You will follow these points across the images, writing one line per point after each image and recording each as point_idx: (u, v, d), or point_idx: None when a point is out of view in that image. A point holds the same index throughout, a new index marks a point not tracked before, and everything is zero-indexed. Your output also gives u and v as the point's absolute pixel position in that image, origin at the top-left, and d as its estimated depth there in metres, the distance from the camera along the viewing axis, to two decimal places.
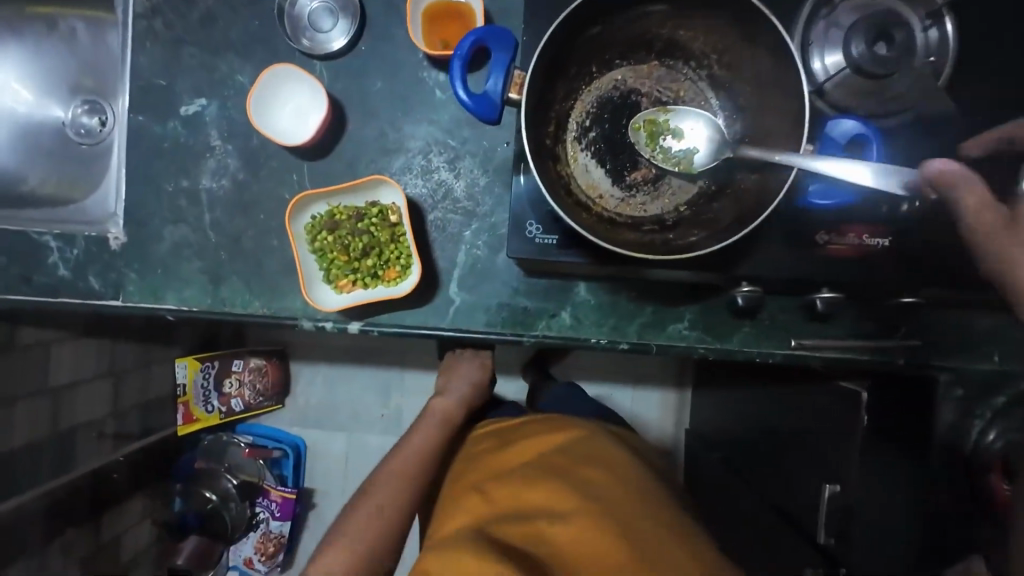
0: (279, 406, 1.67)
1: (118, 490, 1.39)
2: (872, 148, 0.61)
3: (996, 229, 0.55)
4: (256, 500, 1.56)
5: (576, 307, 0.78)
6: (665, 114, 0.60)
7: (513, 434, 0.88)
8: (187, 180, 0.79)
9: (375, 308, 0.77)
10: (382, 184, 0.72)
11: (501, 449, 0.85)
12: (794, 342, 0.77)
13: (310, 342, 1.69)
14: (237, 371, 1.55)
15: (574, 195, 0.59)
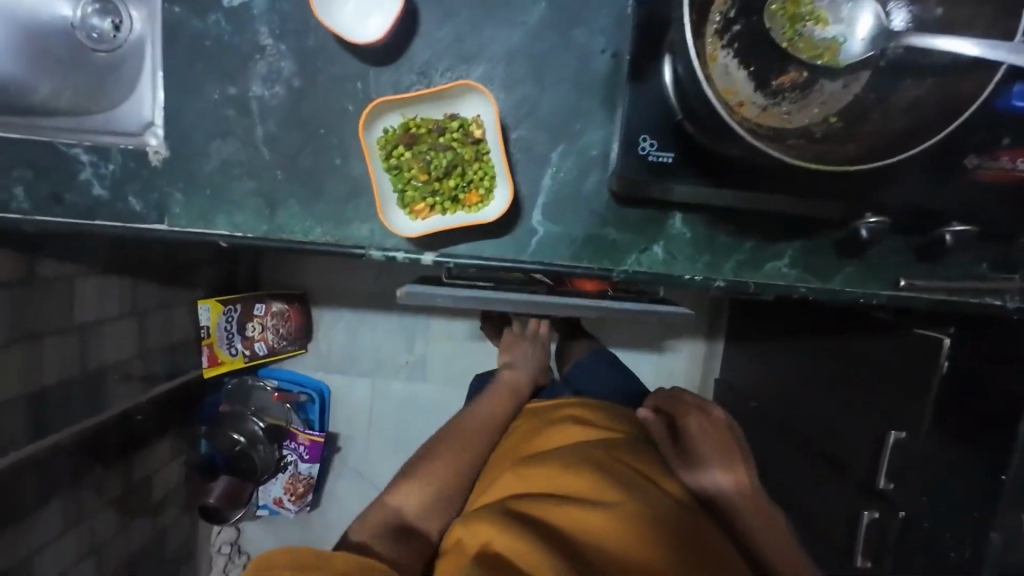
0: (302, 350, 1.62)
1: (146, 430, 1.35)
2: None
3: None
4: (284, 443, 1.54)
5: (670, 242, 0.71)
6: None
7: (551, 413, 0.84)
8: (234, 86, 0.69)
9: (451, 237, 0.70)
10: (466, 93, 0.64)
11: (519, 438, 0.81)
12: (903, 283, 0.71)
13: (334, 287, 1.63)
14: (260, 314, 1.50)
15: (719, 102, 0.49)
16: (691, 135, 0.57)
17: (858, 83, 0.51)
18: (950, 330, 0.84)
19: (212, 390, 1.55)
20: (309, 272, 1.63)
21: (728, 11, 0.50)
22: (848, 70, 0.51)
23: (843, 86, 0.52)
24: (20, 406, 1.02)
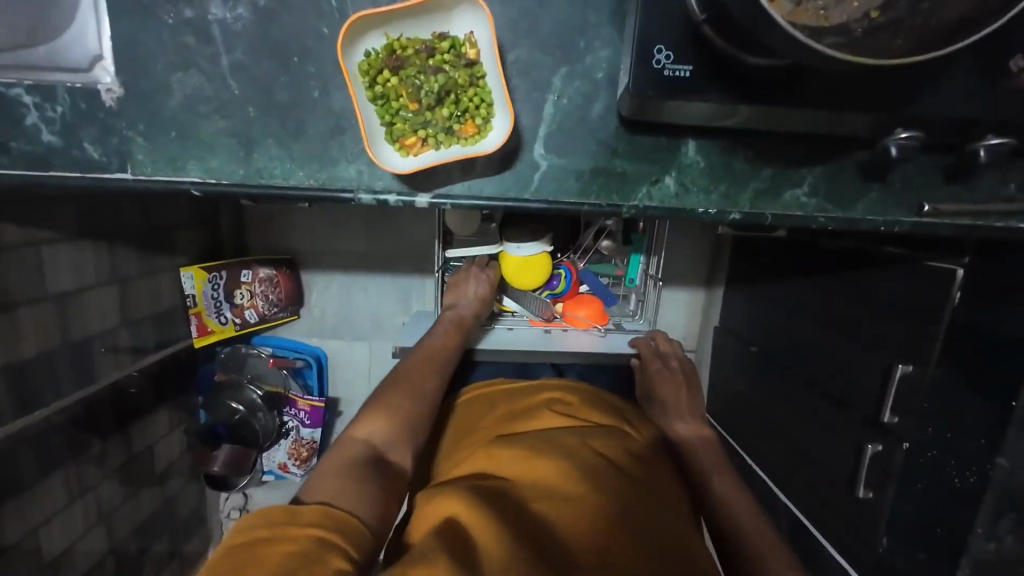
0: (295, 317, 1.58)
1: (142, 402, 1.32)
2: None
3: None
4: (283, 410, 1.53)
5: (682, 172, 0.66)
6: None
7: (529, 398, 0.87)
8: (190, 9, 0.60)
9: (446, 175, 0.64)
10: (456, 5, 0.57)
11: (487, 421, 0.83)
12: (927, 208, 0.67)
13: (322, 248, 1.56)
14: (247, 281, 1.45)
15: None
16: (713, 42, 0.51)
17: None
18: (965, 260, 0.82)
19: (206, 359, 1.53)
20: (294, 233, 1.55)
21: None
22: None
23: None
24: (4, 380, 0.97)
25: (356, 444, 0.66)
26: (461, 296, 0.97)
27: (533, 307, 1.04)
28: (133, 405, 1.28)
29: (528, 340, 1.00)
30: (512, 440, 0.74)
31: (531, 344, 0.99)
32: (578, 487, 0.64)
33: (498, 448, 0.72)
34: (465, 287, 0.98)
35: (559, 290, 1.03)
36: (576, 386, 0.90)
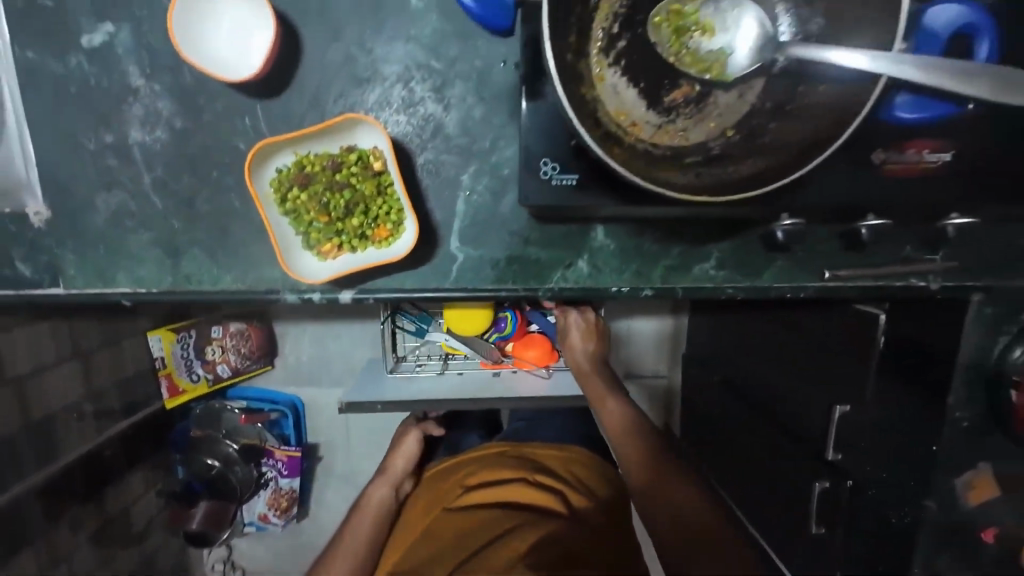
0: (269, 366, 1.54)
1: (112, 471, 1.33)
2: (983, 42, 0.48)
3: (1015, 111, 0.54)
4: (261, 461, 1.50)
5: (593, 255, 0.70)
6: (693, 3, 0.47)
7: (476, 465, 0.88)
8: (110, 134, 0.63)
9: (367, 273, 0.67)
10: (357, 126, 0.60)
11: (438, 501, 0.86)
12: (828, 274, 0.71)
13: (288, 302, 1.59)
14: (218, 337, 1.41)
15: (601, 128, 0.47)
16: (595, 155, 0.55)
17: (753, 90, 0.48)
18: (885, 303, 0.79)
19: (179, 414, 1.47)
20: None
21: (612, 32, 0.47)
22: (742, 78, 0.48)
23: (741, 96, 0.49)
24: None
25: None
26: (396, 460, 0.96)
27: (481, 351, 1.02)
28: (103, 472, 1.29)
29: (470, 384, 1.00)
30: (464, 532, 0.77)
31: (477, 391, 0.98)
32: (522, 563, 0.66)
33: (453, 542, 0.76)
34: (403, 448, 0.96)
35: (507, 331, 1.02)
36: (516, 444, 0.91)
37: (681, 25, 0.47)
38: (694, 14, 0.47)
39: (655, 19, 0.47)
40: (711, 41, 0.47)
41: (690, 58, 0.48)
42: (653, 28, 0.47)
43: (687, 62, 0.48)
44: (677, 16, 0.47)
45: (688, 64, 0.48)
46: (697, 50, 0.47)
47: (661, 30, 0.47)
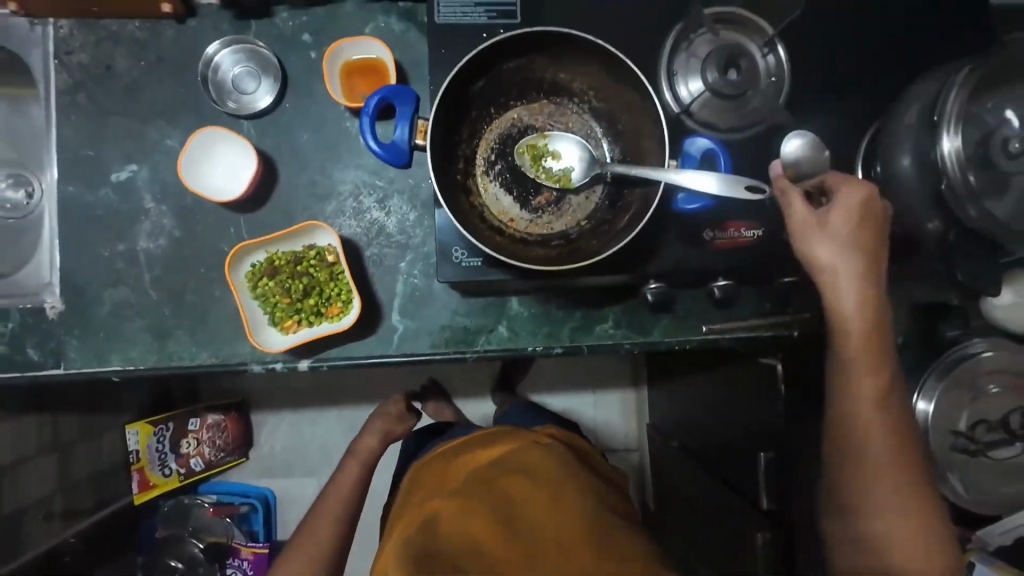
0: (243, 458, 1.71)
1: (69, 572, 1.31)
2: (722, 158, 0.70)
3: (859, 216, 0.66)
4: (227, 562, 1.59)
5: (511, 320, 0.85)
6: (543, 138, 0.67)
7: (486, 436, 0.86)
8: (122, 244, 0.81)
9: (322, 344, 0.81)
10: (315, 230, 0.78)
11: (447, 475, 0.79)
12: (705, 328, 0.87)
13: (267, 391, 1.75)
14: (195, 429, 1.56)
15: (485, 222, 0.65)
16: None
17: (595, 194, 0.68)
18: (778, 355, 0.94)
19: (146, 513, 1.58)
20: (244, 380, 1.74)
21: (490, 161, 0.68)
22: (586, 187, 0.68)
23: (587, 198, 0.68)
24: None
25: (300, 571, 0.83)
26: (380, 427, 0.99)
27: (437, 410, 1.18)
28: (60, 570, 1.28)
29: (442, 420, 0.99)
30: (490, 500, 0.72)
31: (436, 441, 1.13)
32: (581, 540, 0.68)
33: (481, 487, 0.73)
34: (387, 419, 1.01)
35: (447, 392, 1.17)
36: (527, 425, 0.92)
37: (536, 154, 0.68)
38: (544, 146, 0.68)
39: (517, 149, 0.68)
40: (559, 164, 0.68)
41: (546, 176, 0.68)
42: (516, 156, 0.68)
43: (544, 178, 0.68)
44: (532, 148, 0.68)
45: (545, 179, 0.68)
46: (550, 171, 0.68)
47: (523, 157, 0.68)
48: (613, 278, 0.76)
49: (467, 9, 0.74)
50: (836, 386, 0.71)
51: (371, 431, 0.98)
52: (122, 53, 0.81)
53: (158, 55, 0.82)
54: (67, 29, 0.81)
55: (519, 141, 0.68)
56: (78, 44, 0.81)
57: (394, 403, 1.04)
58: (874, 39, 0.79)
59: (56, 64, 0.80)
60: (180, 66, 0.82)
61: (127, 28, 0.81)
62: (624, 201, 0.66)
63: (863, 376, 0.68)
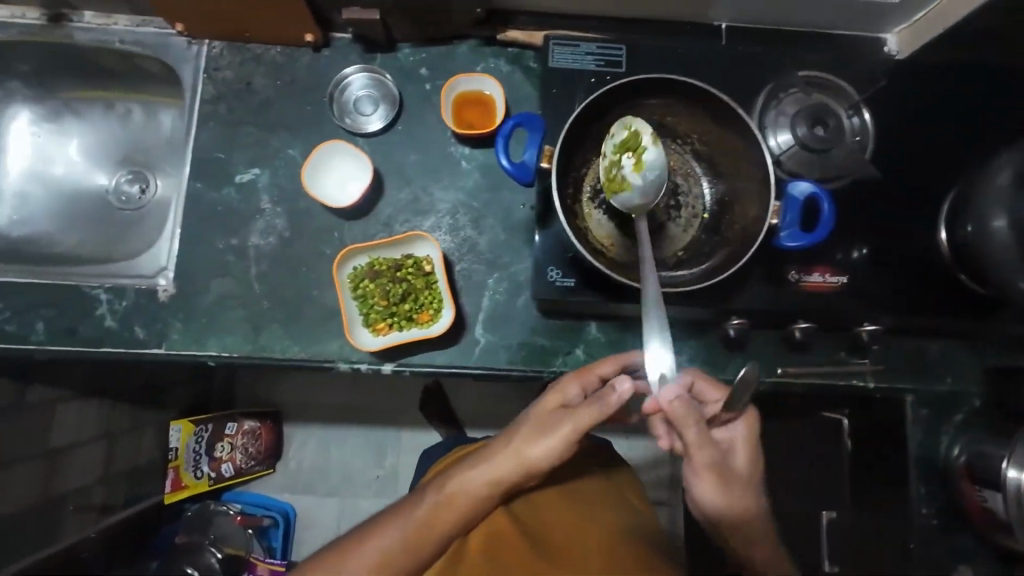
0: (271, 470, 1.67)
1: None
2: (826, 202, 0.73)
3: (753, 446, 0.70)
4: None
5: (587, 345, 0.87)
6: (647, 139, 0.66)
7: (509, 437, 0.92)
8: (236, 238, 0.87)
9: (407, 349, 0.84)
10: (416, 240, 0.83)
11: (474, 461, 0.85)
12: (779, 370, 0.87)
13: (304, 403, 1.74)
14: (230, 433, 1.56)
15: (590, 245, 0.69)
16: (586, 266, 0.77)
17: (693, 228, 0.72)
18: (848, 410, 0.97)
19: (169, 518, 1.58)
20: (281, 391, 1.74)
21: (596, 190, 0.73)
22: (685, 220, 0.73)
23: (685, 231, 0.72)
24: None
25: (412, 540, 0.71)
26: (558, 409, 0.71)
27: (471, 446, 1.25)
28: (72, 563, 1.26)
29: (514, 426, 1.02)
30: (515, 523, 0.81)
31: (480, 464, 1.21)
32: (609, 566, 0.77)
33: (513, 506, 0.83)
34: (551, 422, 0.70)
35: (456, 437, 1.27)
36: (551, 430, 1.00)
37: (626, 145, 0.66)
38: (640, 146, 0.66)
39: (621, 125, 0.68)
40: (630, 168, 0.66)
41: (608, 167, 0.67)
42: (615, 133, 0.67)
43: (607, 165, 0.67)
44: (630, 138, 0.66)
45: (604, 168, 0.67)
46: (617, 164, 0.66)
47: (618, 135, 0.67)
48: (697, 311, 0.78)
49: (578, 57, 0.82)
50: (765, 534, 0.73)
51: (547, 426, 0.70)
52: (261, 73, 0.91)
53: (292, 76, 0.91)
54: (218, 50, 0.92)
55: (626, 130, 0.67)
56: (225, 63, 0.91)
57: (558, 385, 0.73)
58: (952, 112, 0.84)
59: (204, 78, 0.90)
60: (310, 88, 0.91)
61: (269, 52, 0.92)
62: (722, 237, 0.70)
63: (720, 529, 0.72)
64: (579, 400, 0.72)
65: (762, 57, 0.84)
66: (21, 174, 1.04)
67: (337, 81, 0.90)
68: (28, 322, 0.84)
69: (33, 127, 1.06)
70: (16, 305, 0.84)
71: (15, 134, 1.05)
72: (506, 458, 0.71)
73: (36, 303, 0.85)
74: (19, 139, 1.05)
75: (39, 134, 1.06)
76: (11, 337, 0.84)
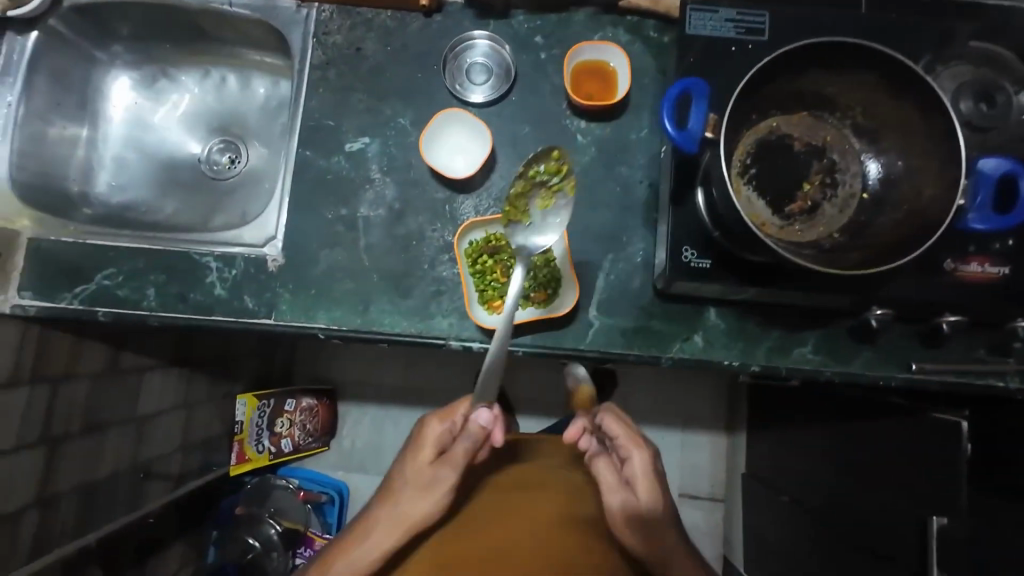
0: (325, 447, 1.61)
1: (163, 535, 1.27)
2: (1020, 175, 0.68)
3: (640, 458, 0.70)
4: (298, 550, 1.45)
5: (707, 331, 0.82)
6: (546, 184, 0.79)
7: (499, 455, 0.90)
8: (345, 208, 0.85)
9: (521, 329, 0.81)
10: (538, 215, 0.81)
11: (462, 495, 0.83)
12: (915, 366, 0.81)
13: (361, 382, 1.67)
14: (290, 410, 1.49)
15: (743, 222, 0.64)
16: (724, 247, 0.72)
17: (850, 208, 0.67)
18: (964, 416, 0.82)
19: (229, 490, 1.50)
20: (338, 368, 1.67)
21: (746, 164, 0.68)
22: (840, 200, 0.67)
23: (842, 210, 0.67)
24: (74, 499, 0.98)
25: None
26: (433, 458, 0.71)
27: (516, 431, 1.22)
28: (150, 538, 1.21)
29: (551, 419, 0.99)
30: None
31: None
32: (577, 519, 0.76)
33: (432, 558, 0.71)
34: (432, 475, 0.70)
35: None
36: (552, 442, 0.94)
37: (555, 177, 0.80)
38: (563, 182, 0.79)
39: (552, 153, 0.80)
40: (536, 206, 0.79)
41: (543, 193, 0.80)
42: (536, 160, 0.81)
43: (546, 187, 0.80)
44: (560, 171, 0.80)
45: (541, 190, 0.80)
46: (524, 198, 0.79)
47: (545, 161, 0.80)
48: (839, 299, 0.73)
49: (717, 24, 0.76)
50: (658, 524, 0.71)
51: (427, 481, 0.70)
52: (371, 38, 0.88)
53: (402, 42, 0.88)
54: (328, 14, 0.89)
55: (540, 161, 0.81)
56: (335, 27, 0.88)
57: (424, 432, 0.73)
58: None
59: (314, 42, 0.88)
60: (422, 55, 0.88)
61: (380, 17, 0.88)
62: (889, 217, 0.64)
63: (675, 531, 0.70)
64: (444, 448, 0.72)
65: (920, 26, 0.77)
66: (119, 141, 1.03)
67: (463, 41, 0.88)
68: (140, 286, 0.84)
69: (131, 91, 1.05)
70: (128, 270, 0.84)
71: (113, 98, 1.04)
72: (392, 515, 0.70)
73: (147, 268, 0.84)
74: (117, 103, 1.04)
75: (137, 100, 1.05)
76: (123, 302, 0.83)
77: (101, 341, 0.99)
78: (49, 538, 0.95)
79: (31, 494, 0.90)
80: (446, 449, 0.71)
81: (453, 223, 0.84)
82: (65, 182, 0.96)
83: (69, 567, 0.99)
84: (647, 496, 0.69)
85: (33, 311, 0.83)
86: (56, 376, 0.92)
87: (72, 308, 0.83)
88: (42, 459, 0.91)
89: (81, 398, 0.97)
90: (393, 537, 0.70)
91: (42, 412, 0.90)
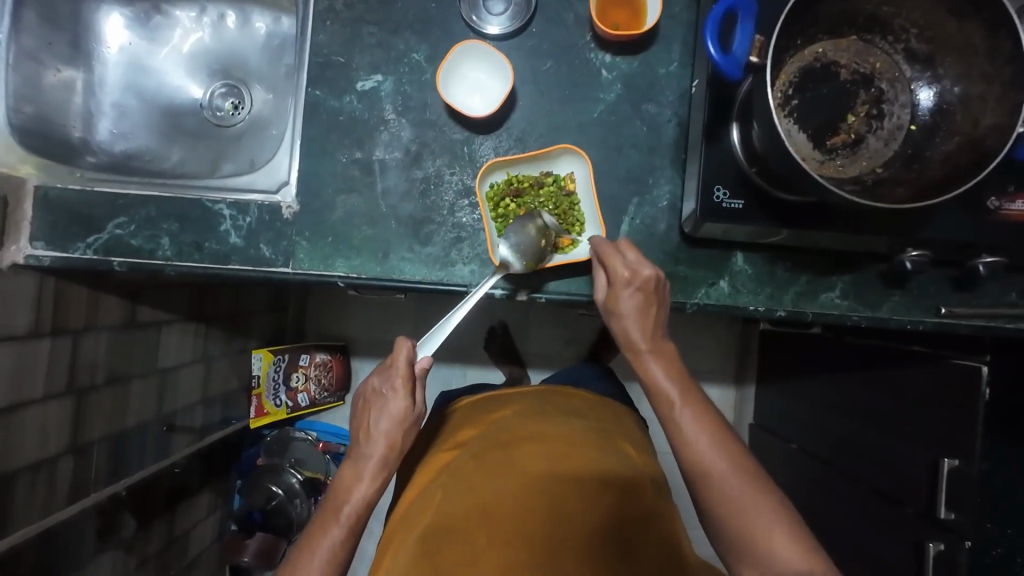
0: (340, 402, 1.58)
1: (192, 482, 1.31)
2: None
3: (647, 300, 0.67)
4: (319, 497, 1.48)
5: (734, 277, 0.81)
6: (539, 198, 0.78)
7: (504, 402, 0.89)
8: (360, 151, 0.81)
9: (544, 275, 0.79)
10: (561, 155, 0.78)
11: (472, 437, 0.81)
12: (944, 310, 0.81)
13: (372, 337, 1.63)
14: (305, 365, 1.46)
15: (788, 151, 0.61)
16: (759, 186, 0.69)
17: (896, 141, 0.64)
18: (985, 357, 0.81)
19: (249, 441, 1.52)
20: (348, 324, 1.63)
21: (787, 96, 0.64)
22: (886, 132, 0.65)
23: (884, 143, 0.65)
24: (107, 447, 1.01)
25: (340, 527, 0.67)
26: (399, 393, 0.70)
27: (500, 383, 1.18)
28: (180, 486, 1.25)
29: None
30: (445, 526, 0.67)
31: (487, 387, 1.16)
32: (563, 467, 0.71)
33: (455, 498, 0.70)
34: (398, 411, 0.69)
35: None
36: (560, 390, 0.93)
37: (551, 190, 0.79)
38: (556, 200, 0.78)
39: (547, 174, 0.79)
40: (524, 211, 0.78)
41: (534, 198, 0.79)
42: (531, 168, 0.80)
43: (540, 193, 0.79)
44: (554, 188, 0.79)
45: (535, 195, 0.79)
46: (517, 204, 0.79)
47: (540, 177, 0.80)
48: (873, 239, 0.71)
49: None
50: (674, 401, 0.64)
51: (395, 418, 0.69)
52: None
53: None
54: None
55: (535, 175, 0.80)
56: None
57: (389, 369, 0.70)
58: None
59: None
60: None
61: None
62: (937, 153, 0.62)
63: (684, 391, 0.64)
64: (412, 393, 0.71)
65: None
66: (118, 86, 0.98)
67: None
68: (153, 234, 0.82)
69: (124, 30, 0.99)
70: (140, 218, 0.82)
71: (107, 35, 0.98)
72: (378, 457, 0.69)
73: (160, 216, 0.82)
74: (112, 41, 0.98)
75: (132, 40, 1.00)
76: (137, 251, 0.82)
77: (116, 295, 0.98)
78: (86, 483, 0.98)
79: (65, 442, 0.92)
80: (411, 383, 0.71)
81: (472, 166, 0.81)
82: (66, 129, 0.91)
83: (105, 511, 1.03)
84: (638, 306, 0.66)
85: (48, 262, 0.81)
86: (77, 329, 0.91)
87: (87, 258, 0.82)
88: (70, 409, 0.93)
89: (104, 349, 0.97)
90: (378, 475, 0.69)
91: (66, 364, 0.90)
